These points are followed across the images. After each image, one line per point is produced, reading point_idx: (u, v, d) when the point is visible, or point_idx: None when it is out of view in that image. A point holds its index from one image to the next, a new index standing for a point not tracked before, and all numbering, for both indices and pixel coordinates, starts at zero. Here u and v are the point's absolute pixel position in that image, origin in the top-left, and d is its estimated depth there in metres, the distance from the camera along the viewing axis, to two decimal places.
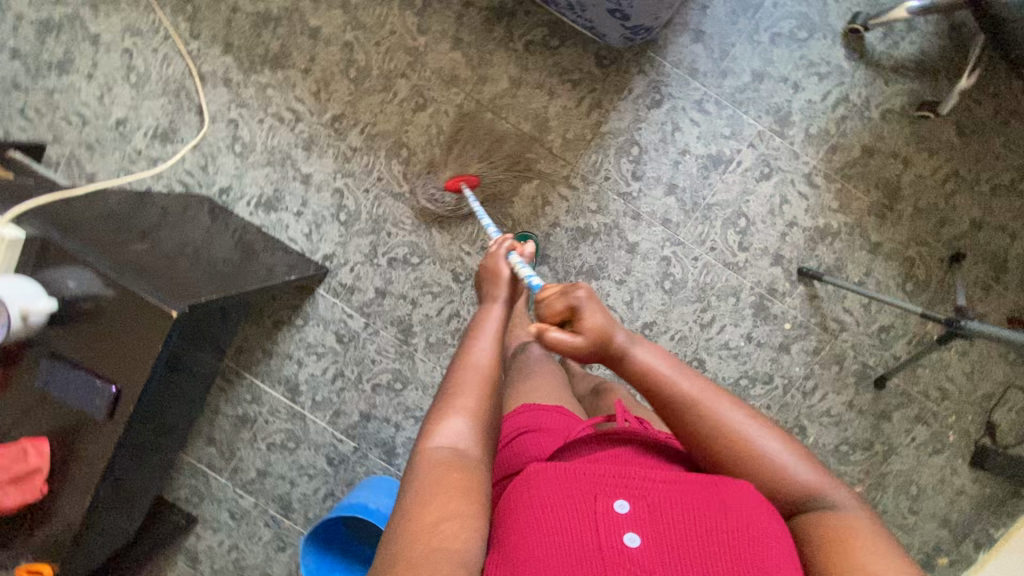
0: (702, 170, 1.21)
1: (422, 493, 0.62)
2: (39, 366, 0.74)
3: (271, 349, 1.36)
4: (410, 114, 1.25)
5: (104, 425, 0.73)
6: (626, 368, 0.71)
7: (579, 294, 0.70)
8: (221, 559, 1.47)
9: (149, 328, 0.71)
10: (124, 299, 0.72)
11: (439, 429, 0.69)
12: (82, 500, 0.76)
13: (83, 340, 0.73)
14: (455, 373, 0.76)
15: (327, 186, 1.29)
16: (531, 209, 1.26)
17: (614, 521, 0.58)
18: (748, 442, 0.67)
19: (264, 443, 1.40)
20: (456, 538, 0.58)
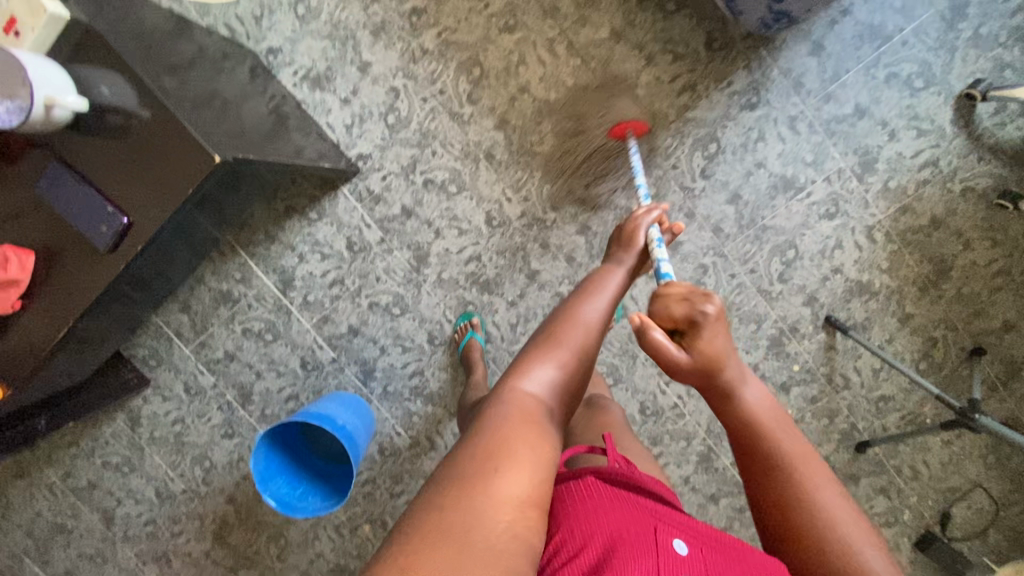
0: (770, 189, 1.16)
1: (500, 435, 0.60)
2: (46, 171, 0.65)
3: (275, 234, 1.28)
4: (496, 34, 1.15)
5: (102, 256, 0.65)
6: (728, 400, 0.69)
7: (708, 307, 0.67)
8: (163, 427, 1.42)
9: (177, 168, 0.63)
10: (158, 125, 0.63)
11: (527, 376, 0.67)
12: (52, 328, 0.68)
13: (100, 158, 0.64)
14: (555, 325, 0.73)
15: (384, 82, 1.18)
16: (587, 173, 1.19)
17: (672, 541, 0.62)
18: (832, 520, 0.62)
19: (240, 327, 1.33)
20: (522, 505, 0.55)
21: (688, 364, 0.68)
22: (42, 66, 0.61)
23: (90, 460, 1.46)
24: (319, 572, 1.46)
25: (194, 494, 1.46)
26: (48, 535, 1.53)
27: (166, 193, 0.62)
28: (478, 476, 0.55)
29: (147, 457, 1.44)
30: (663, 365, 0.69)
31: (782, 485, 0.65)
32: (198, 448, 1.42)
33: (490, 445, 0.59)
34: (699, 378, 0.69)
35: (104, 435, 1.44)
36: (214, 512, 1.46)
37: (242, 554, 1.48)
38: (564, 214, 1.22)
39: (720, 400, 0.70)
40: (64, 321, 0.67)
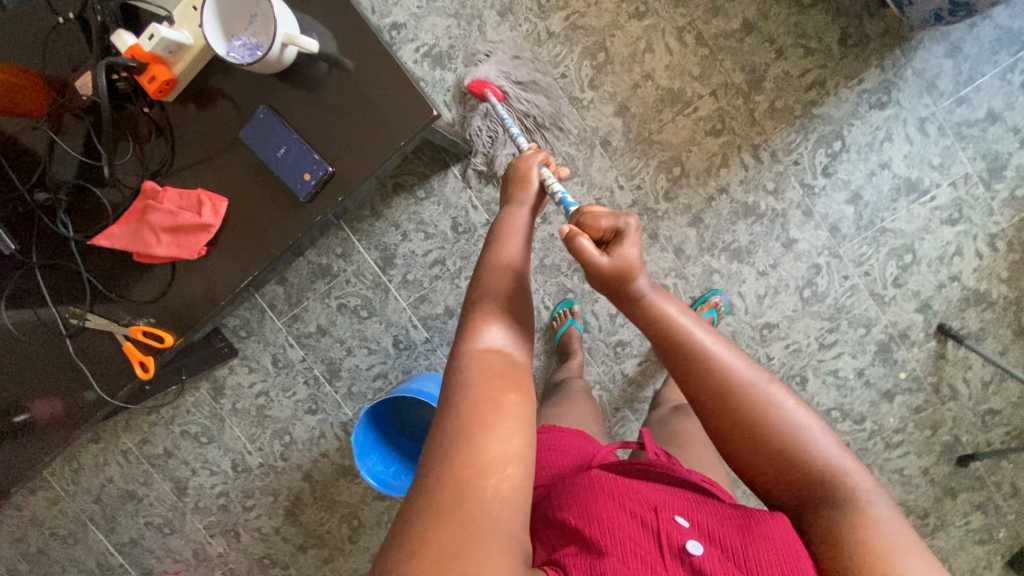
0: (893, 191, 1.15)
1: (464, 419, 0.56)
2: (251, 122, 0.73)
3: (380, 211, 1.27)
4: (624, 20, 1.14)
5: (305, 205, 0.73)
6: (641, 310, 0.63)
7: (630, 222, 0.65)
8: (246, 400, 1.41)
9: (397, 118, 0.69)
10: (376, 81, 0.69)
11: (470, 344, 0.62)
12: (232, 276, 0.77)
13: (317, 114, 0.71)
14: (484, 277, 0.67)
15: (506, 63, 1.18)
16: (705, 165, 1.18)
17: (677, 531, 0.55)
18: (761, 413, 0.57)
19: (335, 302, 1.32)
20: (508, 485, 0.53)
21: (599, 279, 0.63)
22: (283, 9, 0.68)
23: (169, 429, 1.46)
24: None
25: (270, 470, 1.44)
26: (118, 503, 1.52)
27: (384, 143, 0.69)
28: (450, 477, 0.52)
29: (227, 429, 1.43)
30: (588, 274, 0.65)
31: (714, 400, 0.59)
32: (280, 422, 1.41)
33: (456, 433, 0.55)
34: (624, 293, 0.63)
35: (185, 404, 1.44)
36: (289, 489, 1.45)
37: (313, 533, 1.46)
38: (677, 205, 1.20)
39: (635, 313, 0.64)
40: (252, 269, 0.75)
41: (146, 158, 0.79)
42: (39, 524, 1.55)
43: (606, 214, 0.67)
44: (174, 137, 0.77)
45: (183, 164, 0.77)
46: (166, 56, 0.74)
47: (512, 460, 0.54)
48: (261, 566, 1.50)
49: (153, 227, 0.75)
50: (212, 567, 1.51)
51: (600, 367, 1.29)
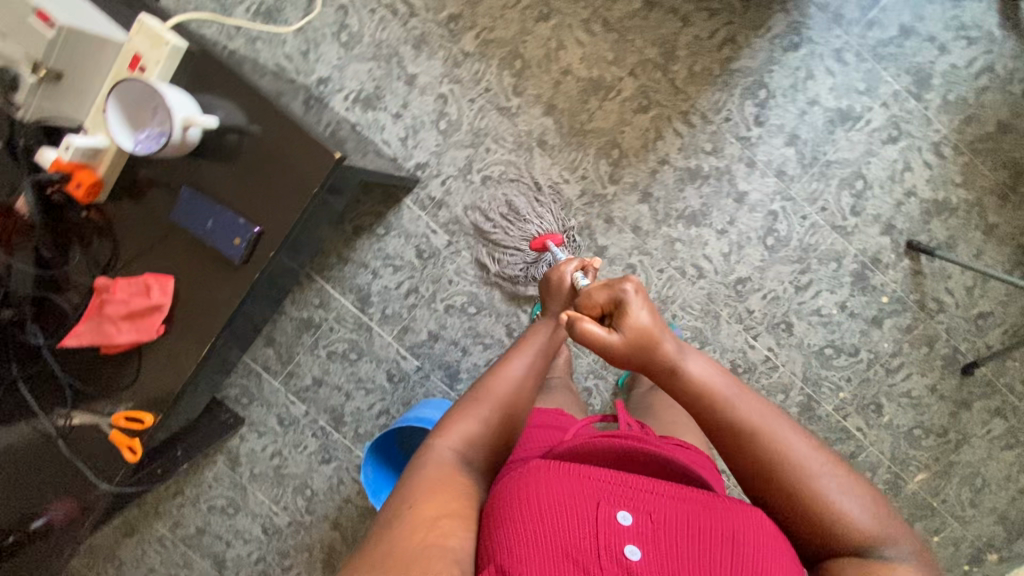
0: (828, 124, 1.16)
1: (423, 486, 0.67)
2: (180, 202, 0.77)
3: (346, 255, 1.32)
4: (532, 24, 1.19)
5: (241, 268, 0.74)
6: (674, 375, 0.73)
7: (626, 287, 0.75)
8: (263, 464, 1.45)
9: (309, 167, 0.71)
10: (282, 136, 0.72)
11: (452, 429, 0.76)
12: (190, 350, 0.78)
13: (236, 180, 0.74)
14: (484, 381, 0.83)
15: (432, 90, 1.23)
16: (641, 141, 1.20)
17: (615, 530, 0.58)
18: (805, 470, 0.65)
19: (324, 351, 1.36)
20: (449, 534, 0.61)
21: (624, 347, 0.73)
22: (176, 95, 0.72)
23: (197, 507, 1.50)
24: None
25: (299, 526, 1.47)
26: None
27: (299, 192, 0.71)
28: (405, 524, 0.62)
29: (251, 495, 1.47)
30: (603, 352, 0.74)
31: (751, 456, 0.67)
32: (299, 478, 1.45)
33: (418, 493, 0.66)
34: (656, 358, 0.73)
35: (207, 480, 1.48)
36: (321, 542, 1.47)
37: None
38: (624, 185, 1.23)
39: (666, 376, 0.73)
40: (205, 338, 0.76)
41: (98, 256, 0.84)
42: None
43: (609, 282, 0.77)
44: (119, 231, 0.82)
45: (132, 253, 0.81)
46: (87, 161, 0.79)
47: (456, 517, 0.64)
48: None
49: (111, 318, 0.78)
50: None
51: (590, 357, 1.31)
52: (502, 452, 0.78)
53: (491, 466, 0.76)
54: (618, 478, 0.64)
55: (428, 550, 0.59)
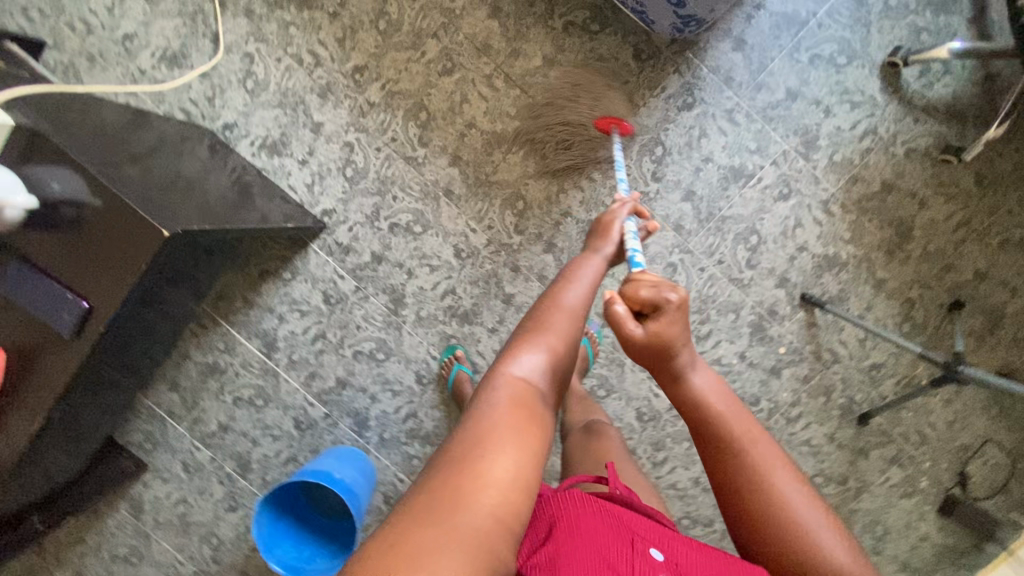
0: (722, 181, 1.20)
1: (478, 431, 0.59)
2: (6, 271, 0.75)
3: (253, 300, 1.31)
4: (436, 77, 1.21)
5: (69, 342, 0.74)
6: (678, 386, 0.72)
7: (670, 297, 0.69)
8: (167, 511, 1.41)
9: (139, 244, 0.72)
10: (111, 212, 0.73)
11: (512, 360, 0.66)
12: (20, 424, 0.77)
13: (67, 252, 0.74)
14: (541, 314, 0.72)
15: (338, 139, 1.24)
16: (545, 194, 1.23)
17: (650, 564, 0.62)
18: (780, 503, 0.66)
19: (230, 396, 1.35)
20: (501, 493, 0.55)
21: (639, 349, 0.70)
22: None
23: (98, 555, 1.44)
24: None
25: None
26: None
27: (128, 269, 0.72)
28: (459, 476, 0.55)
29: (154, 543, 1.42)
30: (626, 350, 0.71)
31: (733, 483, 0.68)
32: (205, 526, 1.41)
33: (474, 438, 0.58)
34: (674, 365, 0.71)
35: (108, 528, 1.43)
36: None
37: None
38: (528, 235, 1.25)
39: (671, 384, 0.72)
40: (35, 414, 0.75)
41: None
42: None
43: (654, 282, 0.71)
44: None
45: None
46: None
47: (518, 475, 0.57)
48: None
49: None
50: None
51: None
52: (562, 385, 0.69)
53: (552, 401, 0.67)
54: (645, 523, 0.69)
55: (481, 518, 0.53)
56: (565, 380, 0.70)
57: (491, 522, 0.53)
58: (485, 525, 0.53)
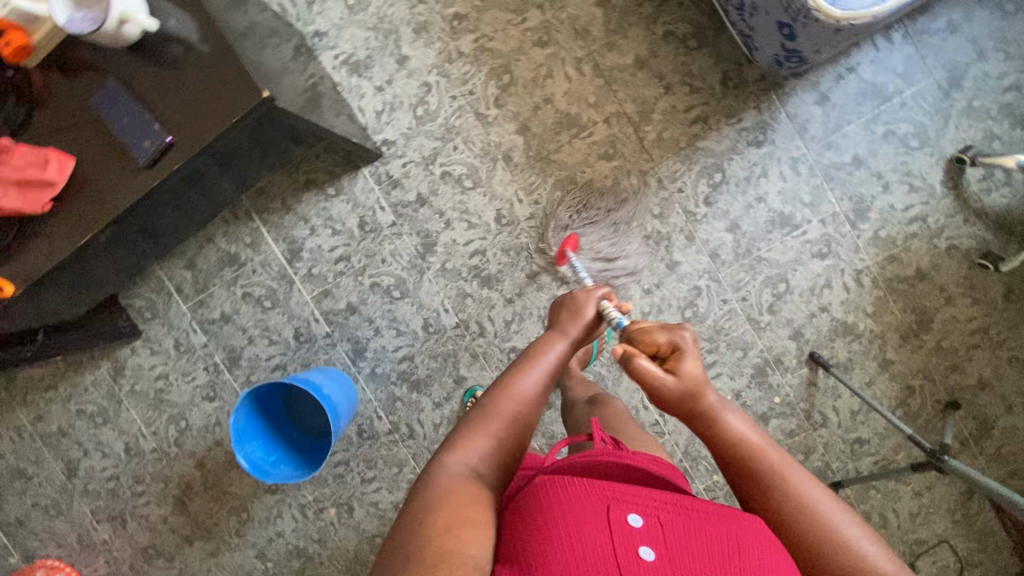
0: (767, 224, 1.23)
1: (438, 503, 0.64)
2: (106, 90, 0.80)
3: (292, 205, 1.33)
4: (529, 46, 1.23)
5: (144, 170, 0.77)
6: (709, 427, 0.75)
7: (683, 337, 0.77)
8: (145, 382, 1.42)
9: (233, 95, 0.75)
10: (218, 59, 0.76)
11: (460, 449, 0.71)
12: (73, 234, 0.81)
13: (166, 88, 0.78)
14: (500, 386, 0.77)
15: (419, 76, 1.26)
16: (598, 186, 1.25)
17: (629, 532, 0.61)
18: (820, 520, 0.67)
19: (241, 291, 1.36)
20: (471, 546, 0.60)
21: (670, 398, 0.75)
22: None
23: (65, 406, 1.45)
24: (277, 552, 1.44)
25: (163, 455, 1.44)
26: (7, 480, 1.50)
27: (218, 115, 0.75)
28: (426, 539, 0.60)
29: (123, 410, 1.43)
30: (652, 393, 0.76)
31: (771, 509, 0.69)
32: (177, 408, 1.42)
33: (424, 529, 0.62)
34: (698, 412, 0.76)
35: (84, 383, 1.44)
36: (179, 477, 1.45)
37: (200, 524, 1.46)
38: (570, 221, 1.27)
39: (699, 423, 0.76)
40: (89, 228, 0.79)
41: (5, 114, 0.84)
42: None
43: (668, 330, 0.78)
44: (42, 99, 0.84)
45: (46, 124, 0.83)
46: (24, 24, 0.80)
47: (478, 527, 0.63)
48: (144, 557, 1.49)
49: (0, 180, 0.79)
50: (94, 554, 1.50)
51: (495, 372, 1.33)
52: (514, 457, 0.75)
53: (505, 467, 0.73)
54: (618, 489, 0.67)
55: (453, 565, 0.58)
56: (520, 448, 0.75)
57: (467, 566, 0.58)
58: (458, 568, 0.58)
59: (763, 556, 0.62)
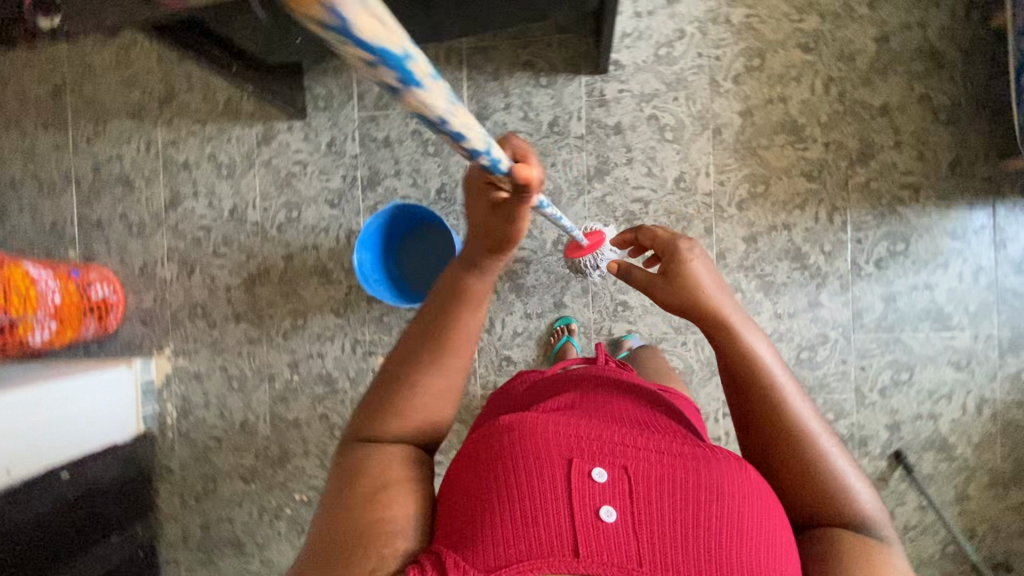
0: (921, 312, 1.22)
1: (366, 463, 0.64)
2: None
3: (501, 75, 1.35)
4: (792, 45, 1.25)
5: None
6: (716, 334, 0.71)
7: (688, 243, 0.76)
8: (283, 161, 1.45)
9: None
10: None
11: (377, 414, 0.68)
12: None
13: None
14: (411, 350, 0.69)
15: (679, 20, 1.28)
16: (786, 198, 1.25)
17: (591, 489, 0.56)
18: (814, 455, 0.64)
19: (413, 126, 1.39)
20: (400, 506, 0.61)
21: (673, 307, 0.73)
22: None
23: (201, 145, 1.49)
24: (308, 371, 1.45)
25: (260, 232, 1.46)
26: (111, 182, 1.53)
27: None
28: (353, 499, 0.61)
29: (250, 175, 1.46)
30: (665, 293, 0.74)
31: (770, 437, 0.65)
32: (298, 198, 1.44)
33: (352, 486, 0.62)
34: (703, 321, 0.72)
35: (230, 134, 1.48)
36: (263, 258, 1.46)
37: (254, 310, 1.47)
38: (743, 216, 1.27)
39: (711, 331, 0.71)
40: None
41: None
42: (29, 158, 1.55)
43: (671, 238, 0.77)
44: None
45: None
46: None
47: (406, 483, 0.63)
48: (188, 313, 1.50)
49: None
50: (148, 286, 1.51)
51: (593, 314, 1.35)
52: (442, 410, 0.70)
53: (438, 418, 0.70)
54: (571, 432, 0.61)
55: (376, 531, 0.58)
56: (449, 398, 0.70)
57: (389, 528, 0.58)
58: (382, 533, 0.58)
59: (742, 510, 0.56)
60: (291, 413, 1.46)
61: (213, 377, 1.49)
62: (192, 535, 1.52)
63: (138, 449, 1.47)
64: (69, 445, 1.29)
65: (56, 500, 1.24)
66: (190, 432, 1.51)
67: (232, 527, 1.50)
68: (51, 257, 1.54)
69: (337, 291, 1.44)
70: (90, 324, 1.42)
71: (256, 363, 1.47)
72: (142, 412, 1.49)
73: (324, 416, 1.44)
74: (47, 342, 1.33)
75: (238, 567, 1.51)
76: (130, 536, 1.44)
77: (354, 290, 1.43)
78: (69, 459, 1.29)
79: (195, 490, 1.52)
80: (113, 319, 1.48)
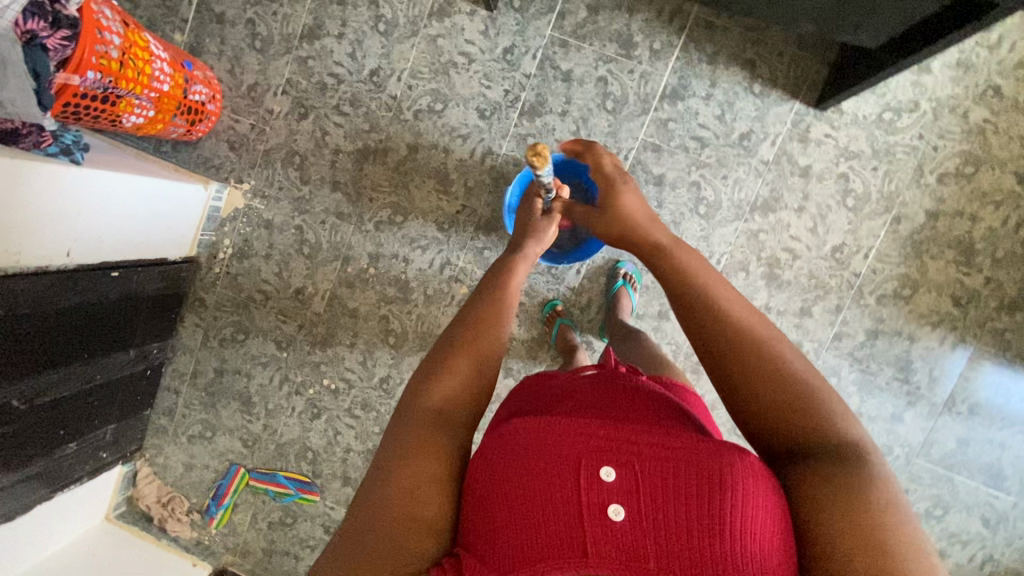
0: (984, 461, 1.25)
1: (409, 441, 0.60)
2: None
3: (718, 61, 1.23)
4: (1010, 169, 1.19)
5: None
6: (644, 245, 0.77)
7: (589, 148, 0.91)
8: (449, 45, 1.29)
9: None
10: None
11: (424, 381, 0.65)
12: None
13: None
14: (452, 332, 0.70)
15: (920, 94, 1.19)
16: (924, 313, 1.23)
17: (601, 490, 0.52)
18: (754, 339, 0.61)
19: (602, 72, 1.26)
20: (433, 503, 0.57)
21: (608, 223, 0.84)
22: None
23: None
24: (388, 266, 1.36)
25: (393, 108, 1.32)
26: None
27: None
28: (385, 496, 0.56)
29: (406, 42, 1.30)
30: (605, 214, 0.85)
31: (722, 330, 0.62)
32: (448, 91, 1.30)
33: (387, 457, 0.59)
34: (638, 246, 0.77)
35: None
36: (386, 137, 1.33)
37: (357, 185, 1.35)
38: (877, 310, 1.24)
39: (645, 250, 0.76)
40: None
41: None
42: None
43: (614, 168, 0.87)
44: None
45: None
46: None
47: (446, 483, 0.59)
48: (283, 156, 1.36)
49: None
50: (250, 110, 1.36)
51: None
52: (479, 365, 0.67)
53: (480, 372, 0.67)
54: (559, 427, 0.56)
55: (419, 525, 0.55)
56: (465, 375, 0.66)
57: (426, 523, 0.56)
58: (415, 527, 0.55)
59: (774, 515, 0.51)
60: (352, 302, 1.38)
61: (286, 234, 1.38)
62: (203, 375, 1.45)
63: (182, 271, 1.36)
64: (126, 245, 1.18)
65: (101, 295, 1.14)
66: (239, 276, 1.41)
67: (247, 384, 1.44)
68: (151, 30, 1.34)
69: (449, 205, 1.33)
70: (178, 126, 1.25)
71: (336, 239, 1.37)
72: (199, 236, 1.37)
73: (384, 318, 1.38)
74: (134, 127, 1.15)
75: (238, 423, 1.45)
76: (146, 353, 1.35)
77: (466, 212, 1.33)
78: (123, 261, 1.18)
79: (222, 335, 1.43)
80: (200, 129, 1.32)
